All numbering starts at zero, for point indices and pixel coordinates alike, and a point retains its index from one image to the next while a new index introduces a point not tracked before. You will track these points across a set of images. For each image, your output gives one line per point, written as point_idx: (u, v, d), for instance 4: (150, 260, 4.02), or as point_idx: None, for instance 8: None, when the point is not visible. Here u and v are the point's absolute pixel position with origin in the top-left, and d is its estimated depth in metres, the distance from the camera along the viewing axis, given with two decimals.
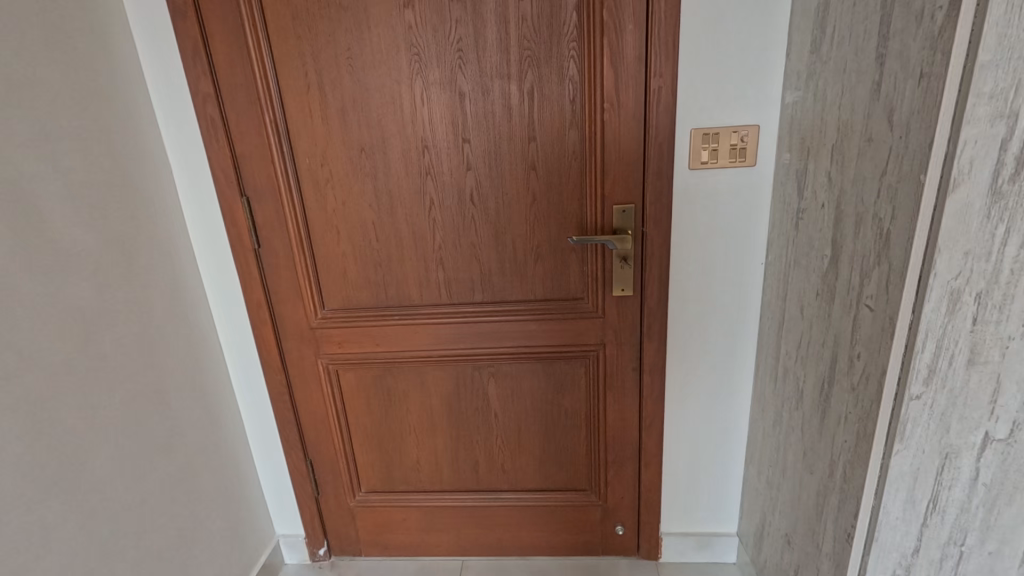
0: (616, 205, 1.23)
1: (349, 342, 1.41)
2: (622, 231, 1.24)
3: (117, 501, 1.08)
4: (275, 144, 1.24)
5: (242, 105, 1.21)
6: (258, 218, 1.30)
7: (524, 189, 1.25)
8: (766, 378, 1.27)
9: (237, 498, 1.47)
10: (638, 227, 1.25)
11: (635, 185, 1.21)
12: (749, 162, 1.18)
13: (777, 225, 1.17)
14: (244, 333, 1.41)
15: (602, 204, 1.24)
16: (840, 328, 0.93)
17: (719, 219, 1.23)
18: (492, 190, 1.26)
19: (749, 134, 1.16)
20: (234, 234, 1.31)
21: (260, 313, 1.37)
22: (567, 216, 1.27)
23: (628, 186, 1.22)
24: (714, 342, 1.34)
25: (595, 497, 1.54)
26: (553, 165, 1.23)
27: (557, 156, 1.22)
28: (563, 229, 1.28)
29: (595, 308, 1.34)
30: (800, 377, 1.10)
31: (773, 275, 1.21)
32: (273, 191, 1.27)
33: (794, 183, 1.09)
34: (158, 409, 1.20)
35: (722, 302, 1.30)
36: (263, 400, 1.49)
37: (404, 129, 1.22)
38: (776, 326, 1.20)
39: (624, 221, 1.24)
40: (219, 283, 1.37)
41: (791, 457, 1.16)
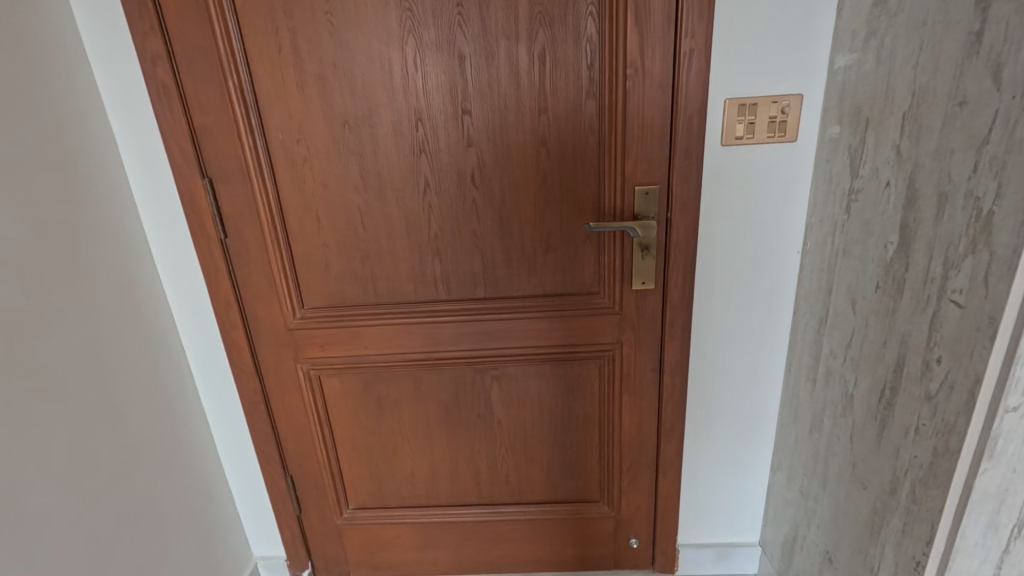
0: (638, 186, 1.09)
1: (334, 344, 1.24)
2: (644, 217, 1.10)
3: (62, 540, 0.91)
4: (241, 116, 1.05)
5: (200, 70, 1.02)
6: (224, 203, 1.12)
7: (532, 168, 1.09)
8: (802, 379, 1.15)
9: (207, 522, 1.30)
10: (663, 212, 1.10)
11: (660, 164, 1.07)
12: (789, 138, 1.04)
13: (820, 208, 1.04)
14: (211, 335, 1.23)
15: (622, 186, 1.09)
16: (911, 327, 0.80)
17: (753, 202, 1.09)
18: (496, 169, 1.10)
19: (791, 106, 1.02)
20: (195, 222, 1.12)
21: (229, 314, 1.20)
22: (583, 200, 1.12)
23: (652, 165, 1.07)
24: (742, 340, 1.21)
25: (608, 508, 1.41)
26: (566, 140, 1.07)
27: (572, 131, 1.06)
28: (578, 214, 1.13)
29: (612, 303, 1.20)
30: (849, 380, 0.98)
31: (812, 265, 1.08)
32: (241, 171, 1.09)
33: (844, 159, 0.95)
34: (111, 427, 1.03)
35: (752, 295, 1.17)
36: (235, 410, 1.31)
37: (394, 98, 1.05)
38: (816, 322, 1.08)
39: (647, 205, 1.10)
40: (180, 279, 1.18)
41: (835, 468, 1.04)
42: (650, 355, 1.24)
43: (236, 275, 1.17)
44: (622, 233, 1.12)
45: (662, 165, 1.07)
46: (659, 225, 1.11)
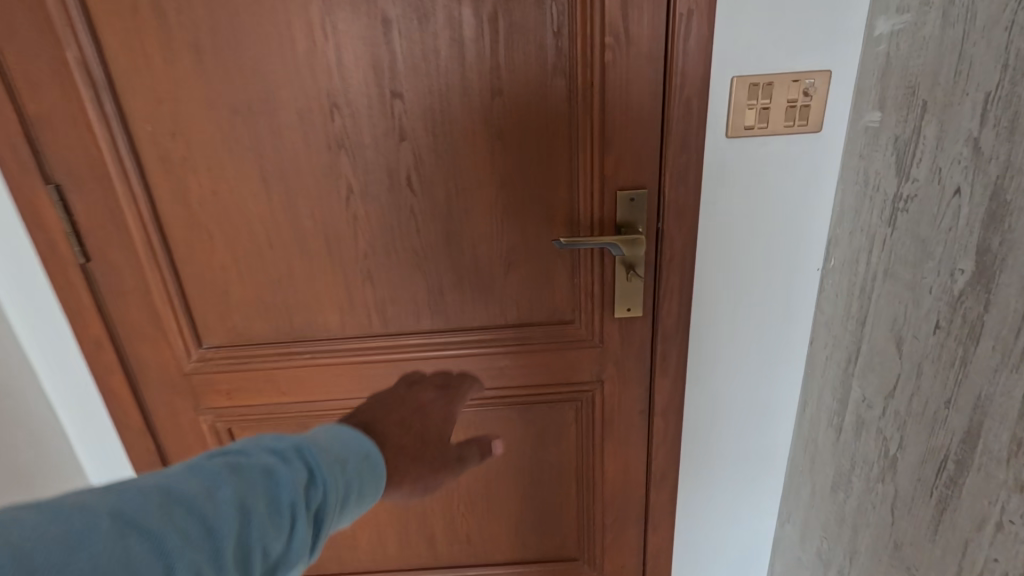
0: (622, 191, 0.86)
1: (243, 390, 0.99)
2: (629, 229, 0.87)
3: None
4: (90, 105, 0.78)
5: (28, 39, 0.75)
6: (81, 217, 0.85)
7: (486, 168, 0.85)
8: (822, 423, 0.94)
9: None
10: (653, 223, 0.87)
11: (648, 163, 0.84)
12: (813, 127, 0.81)
13: (850, 217, 0.82)
14: (83, 382, 0.97)
15: (601, 190, 0.86)
16: (993, 387, 0.59)
17: (764, 209, 0.87)
18: (440, 170, 0.85)
19: (818, 86, 0.78)
20: (42, 242, 0.85)
21: (102, 358, 0.93)
22: (552, 208, 0.88)
23: (638, 164, 0.84)
24: (748, 375, 1.00)
25: (588, 567, 1.19)
26: (528, 132, 0.83)
27: (536, 119, 0.82)
28: (546, 226, 0.89)
29: (591, 334, 0.97)
30: (891, 439, 0.77)
31: (838, 287, 0.87)
32: (98, 174, 0.82)
33: (888, 156, 0.73)
34: None
35: (761, 322, 0.96)
36: (124, 471, 1.05)
37: (298, 76, 0.78)
38: (843, 358, 0.87)
39: (633, 214, 0.87)
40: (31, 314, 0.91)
41: (868, 540, 0.84)
42: (637, 394, 1.01)
43: (108, 308, 0.91)
44: (602, 249, 0.89)
45: (652, 163, 0.84)
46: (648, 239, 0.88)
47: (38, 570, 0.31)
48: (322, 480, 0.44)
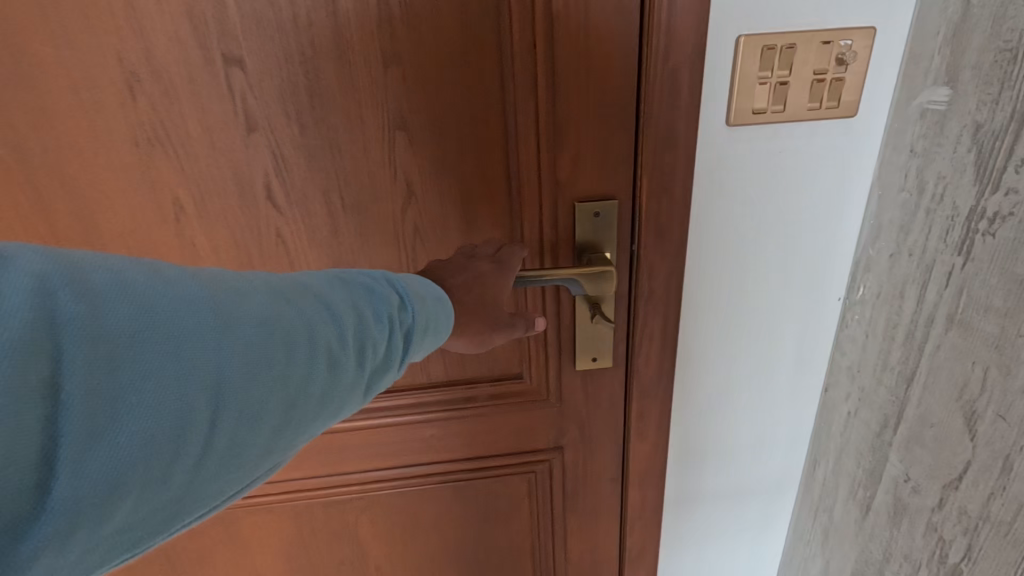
0: (581, 203, 0.61)
1: None
2: (592, 256, 0.63)
3: None
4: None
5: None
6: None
7: (386, 172, 0.58)
8: (840, 495, 0.73)
9: None
10: (624, 247, 0.64)
11: (618, 164, 0.60)
12: (846, 109, 0.57)
13: (892, 235, 0.60)
14: None
15: (553, 203, 0.61)
16: None
17: (776, 224, 0.63)
18: (316, 177, 0.58)
19: (855, 51, 0.55)
20: None
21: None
22: (485, 229, 0.62)
23: (602, 166, 0.60)
24: (745, 433, 0.78)
25: None
26: (445, 120, 0.56)
27: (455, 99, 0.56)
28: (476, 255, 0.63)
29: (544, 391, 0.73)
30: (952, 543, 0.56)
31: (869, 328, 0.65)
32: None
33: (962, 154, 0.51)
34: None
35: (763, 370, 0.73)
36: None
37: (66, 31, 0.49)
38: (876, 421, 0.65)
39: (597, 235, 0.63)
40: None
41: None
42: (607, 460, 0.78)
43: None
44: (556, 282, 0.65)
45: (622, 163, 0.60)
46: (617, 268, 0.65)
47: (218, 310, 0.35)
48: (410, 306, 0.44)
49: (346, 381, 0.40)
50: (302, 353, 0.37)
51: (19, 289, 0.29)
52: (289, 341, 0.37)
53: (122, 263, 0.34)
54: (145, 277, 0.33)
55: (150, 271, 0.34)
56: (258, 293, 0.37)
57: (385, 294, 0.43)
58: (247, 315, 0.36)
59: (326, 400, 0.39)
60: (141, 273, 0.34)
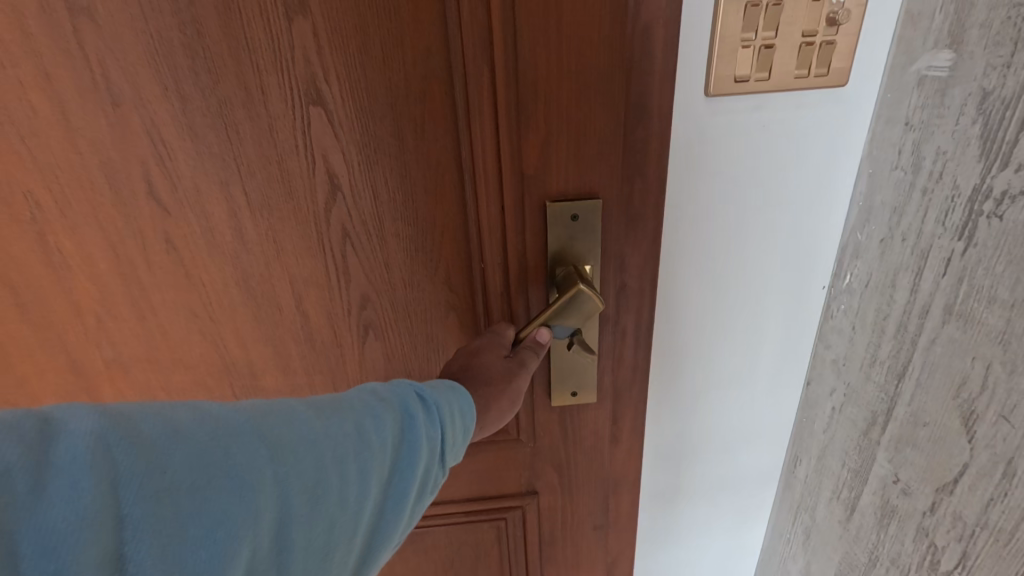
0: (554, 204, 0.54)
1: None
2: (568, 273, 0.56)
3: None
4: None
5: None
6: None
7: (304, 160, 0.54)
8: (823, 495, 0.69)
9: None
10: (607, 253, 0.56)
11: (597, 149, 0.51)
12: (835, 76, 0.50)
13: (883, 218, 0.54)
14: None
15: (518, 194, 0.53)
16: None
17: (758, 211, 0.57)
18: (237, 153, 0.54)
19: (848, 10, 0.48)
20: None
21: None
22: (430, 218, 0.56)
23: (581, 153, 0.51)
24: (722, 433, 0.72)
25: None
26: (372, 91, 0.50)
27: (384, 70, 0.50)
28: (418, 245, 0.58)
29: (514, 430, 0.69)
30: (944, 550, 0.52)
31: (856, 320, 0.60)
32: None
33: (965, 126, 0.46)
34: None
35: (742, 368, 0.67)
36: None
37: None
38: (863, 418, 0.61)
39: (575, 242, 0.55)
40: None
41: None
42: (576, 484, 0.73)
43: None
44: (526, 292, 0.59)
45: (606, 151, 0.51)
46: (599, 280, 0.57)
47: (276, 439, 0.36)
48: (430, 400, 0.44)
49: (414, 480, 0.41)
50: (356, 474, 0.38)
51: (92, 453, 0.30)
52: (344, 458, 0.38)
53: (174, 410, 0.34)
54: (198, 420, 0.34)
55: (198, 412, 0.35)
56: (311, 415, 0.38)
57: (406, 392, 0.44)
58: (300, 440, 0.37)
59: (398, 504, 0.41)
60: (190, 418, 0.34)
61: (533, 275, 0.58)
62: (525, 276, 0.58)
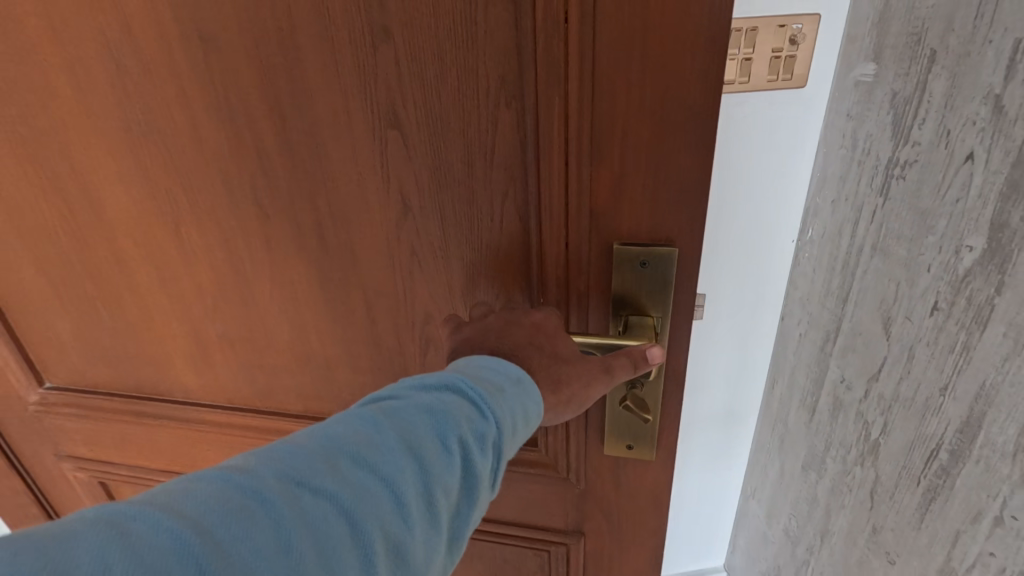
0: (623, 247, 0.55)
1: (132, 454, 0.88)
2: (636, 318, 0.57)
3: None
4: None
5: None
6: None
7: (378, 176, 0.56)
8: (793, 404, 0.89)
9: None
10: (675, 305, 0.57)
11: (662, 193, 0.51)
12: (797, 80, 0.71)
13: (834, 185, 0.74)
14: None
15: (586, 225, 0.54)
16: (1001, 377, 0.54)
17: (740, 179, 0.78)
18: (322, 167, 0.56)
19: (804, 34, 0.68)
20: None
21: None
22: (496, 237, 0.57)
23: (656, 197, 0.52)
24: (717, 353, 0.94)
25: None
26: (446, 119, 0.51)
27: (463, 99, 0.50)
28: (479, 262, 0.59)
29: (563, 469, 0.72)
30: (873, 423, 0.72)
31: (817, 263, 0.79)
32: None
33: (884, 116, 0.65)
34: None
35: (726, 302, 0.89)
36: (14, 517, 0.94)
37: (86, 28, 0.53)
38: (820, 336, 0.81)
39: (636, 290, 0.56)
40: None
41: (841, 524, 0.81)
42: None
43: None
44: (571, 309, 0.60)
45: (679, 202, 0.52)
46: (663, 330, 0.58)
47: (264, 537, 0.30)
48: (481, 415, 0.40)
49: (469, 511, 0.39)
50: (392, 550, 0.34)
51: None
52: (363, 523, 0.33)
53: (141, 508, 0.29)
54: (161, 519, 0.29)
55: (196, 490, 0.31)
56: (324, 456, 0.34)
57: (451, 402, 0.40)
58: (307, 514, 0.31)
59: (455, 546, 0.39)
60: (161, 512, 0.29)
61: (595, 303, 0.59)
62: (587, 305, 0.59)
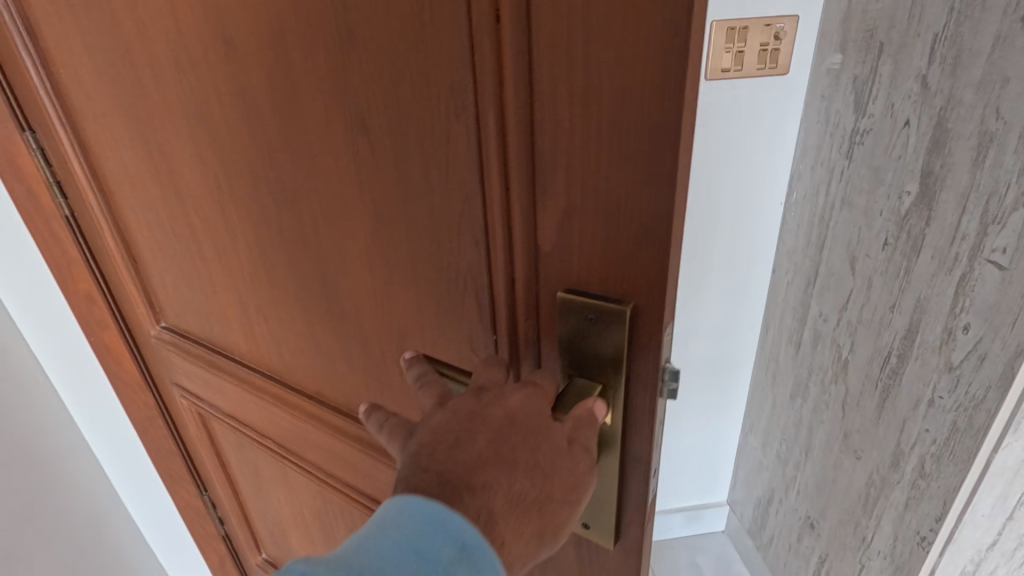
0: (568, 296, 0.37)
1: (201, 387, 0.83)
2: (578, 378, 0.38)
3: None
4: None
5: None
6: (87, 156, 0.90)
7: (354, 187, 0.42)
8: (784, 342, 1.06)
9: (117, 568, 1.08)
10: (631, 376, 0.37)
11: (627, 231, 0.33)
12: (781, 68, 0.88)
13: (812, 153, 0.92)
14: (76, 354, 0.93)
15: (531, 268, 0.38)
16: (931, 290, 0.71)
17: (738, 150, 0.94)
18: (289, 178, 0.46)
19: (785, 31, 0.85)
20: (56, 270, 0.82)
21: (119, 271, 0.79)
22: (456, 263, 0.40)
23: (610, 241, 0.34)
24: (721, 301, 1.10)
25: None
26: (404, 122, 0.37)
27: (413, 79, 0.34)
28: (438, 289, 0.43)
29: None
30: (843, 345, 0.89)
31: (800, 220, 0.97)
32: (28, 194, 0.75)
33: (848, 95, 0.82)
34: None
35: (728, 256, 1.05)
36: (127, 447, 1.04)
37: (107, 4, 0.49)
38: (802, 280, 0.98)
39: (590, 349, 0.37)
40: (39, 317, 0.89)
41: (820, 437, 0.98)
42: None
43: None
44: (514, 355, 0.42)
45: (632, 252, 0.33)
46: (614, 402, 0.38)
47: None
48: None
49: None
50: None
51: None
52: None
53: None
54: None
55: None
56: None
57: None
58: None
59: None
60: None
61: (547, 355, 0.41)
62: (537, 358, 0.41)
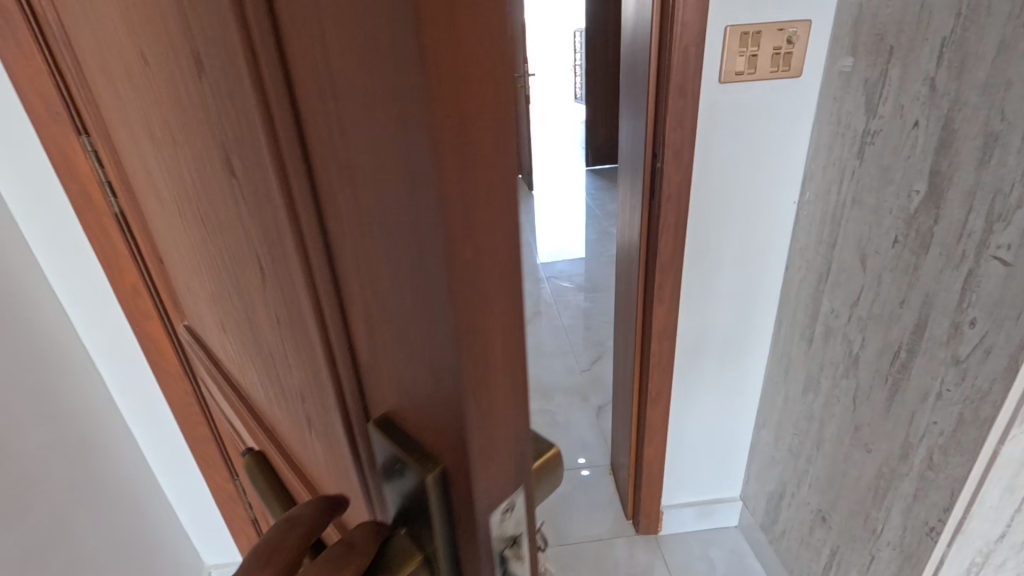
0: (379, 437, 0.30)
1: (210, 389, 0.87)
2: (401, 533, 0.32)
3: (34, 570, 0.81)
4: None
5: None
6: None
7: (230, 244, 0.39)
8: (796, 338, 1.09)
9: (159, 546, 1.15)
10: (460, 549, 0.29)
11: (417, 355, 0.24)
12: (794, 71, 0.92)
13: (824, 153, 0.95)
14: (125, 346, 0.99)
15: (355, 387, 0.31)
16: (939, 285, 0.73)
17: (751, 150, 0.98)
18: (199, 220, 0.45)
19: (797, 35, 0.89)
20: (107, 265, 0.88)
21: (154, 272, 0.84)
22: (301, 349, 0.35)
23: (404, 382, 0.26)
24: (734, 297, 1.13)
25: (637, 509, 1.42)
26: (244, 193, 0.33)
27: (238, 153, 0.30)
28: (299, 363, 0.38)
29: None
30: (854, 340, 0.91)
31: (812, 218, 1.00)
32: (85, 193, 0.80)
33: (858, 97, 0.85)
34: (65, 464, 0.89)
35: (741, 253, 1.08)
36: (169, 433, 1.10)
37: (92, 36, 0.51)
38: (813, 277, 1.01)
39: (408, 504, 0.30)
40: (92, 310, 0.95)
41: (832, 431, 1.00)
42: (635, 340, 1.20)
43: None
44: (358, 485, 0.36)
45: (424, 407, 0.26)
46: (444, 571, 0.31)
47: None
48: None
49: None
50: None
51: None
52: None
53: None
54: None
55: None
56: None
57: None
58: None
59: None
60: None
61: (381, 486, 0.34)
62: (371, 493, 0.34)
